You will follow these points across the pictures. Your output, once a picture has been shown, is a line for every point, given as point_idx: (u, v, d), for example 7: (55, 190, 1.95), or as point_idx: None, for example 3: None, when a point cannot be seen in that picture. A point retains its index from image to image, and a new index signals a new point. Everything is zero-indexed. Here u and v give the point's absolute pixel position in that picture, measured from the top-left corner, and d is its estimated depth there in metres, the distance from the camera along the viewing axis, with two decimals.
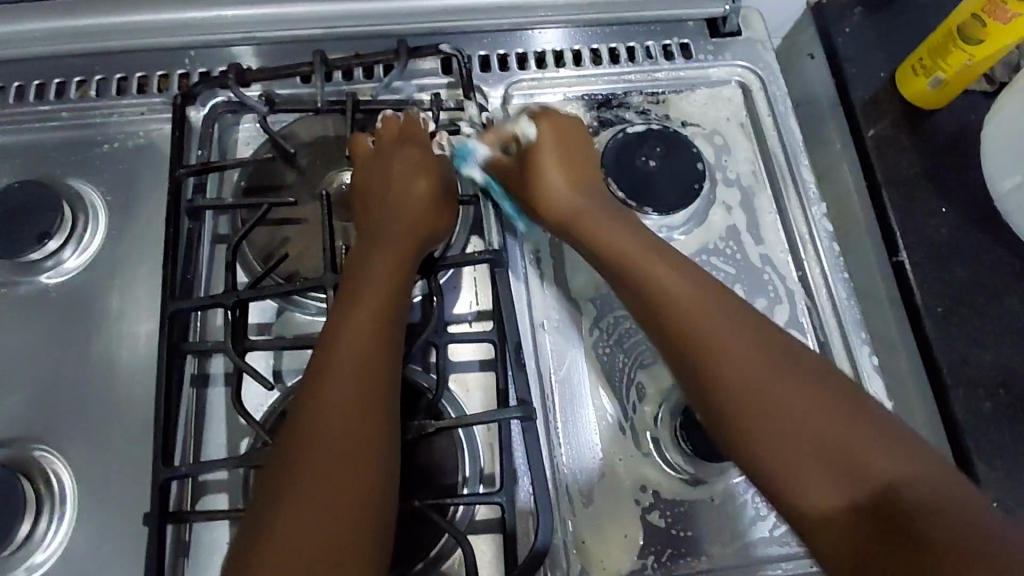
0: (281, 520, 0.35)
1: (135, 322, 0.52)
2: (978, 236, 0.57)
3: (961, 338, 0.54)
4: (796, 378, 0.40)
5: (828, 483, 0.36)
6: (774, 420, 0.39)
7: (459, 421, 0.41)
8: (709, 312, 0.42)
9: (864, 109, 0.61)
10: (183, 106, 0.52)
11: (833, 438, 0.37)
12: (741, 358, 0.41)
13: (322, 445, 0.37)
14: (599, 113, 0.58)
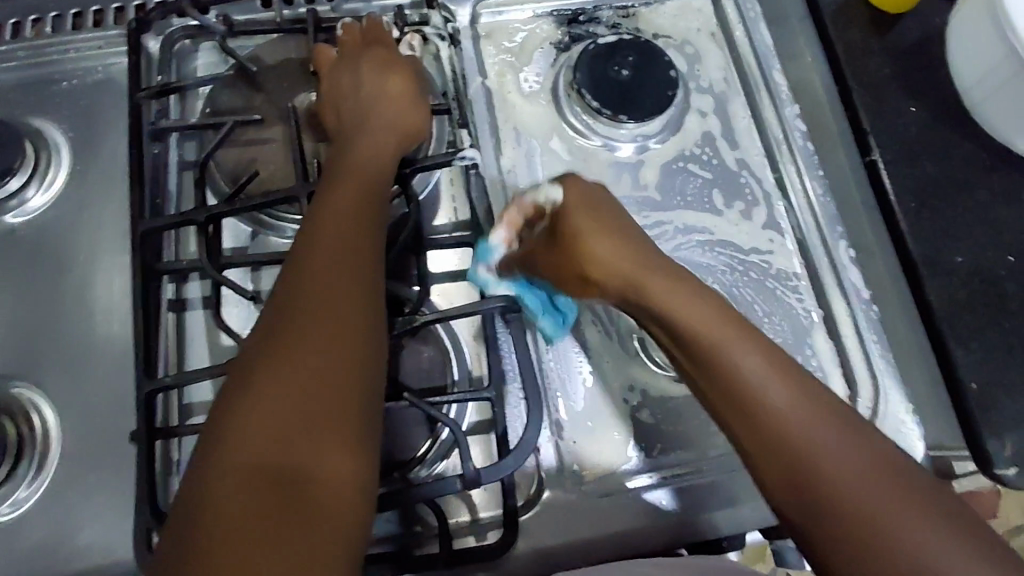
0: (255, 417, 0.33)
1: (108, 258, 0.51)
2: (948, 132, 0.58)
3: (935, 230, 0.55)
4: (777, 358, 0.37)
5: (777, 463, 0.34)
6: (736, 388, 0.36)
7: (443, 314, 0.41)
8: (675, 276, 0.41)
9: (832, 16, 0.62)
10: (137, 33, 0.51)
11: (806, 426, 0.34)
12: (704, 317, 0.38)
13: (308, 342, 0.35)
14: (570, 28, 0.58)
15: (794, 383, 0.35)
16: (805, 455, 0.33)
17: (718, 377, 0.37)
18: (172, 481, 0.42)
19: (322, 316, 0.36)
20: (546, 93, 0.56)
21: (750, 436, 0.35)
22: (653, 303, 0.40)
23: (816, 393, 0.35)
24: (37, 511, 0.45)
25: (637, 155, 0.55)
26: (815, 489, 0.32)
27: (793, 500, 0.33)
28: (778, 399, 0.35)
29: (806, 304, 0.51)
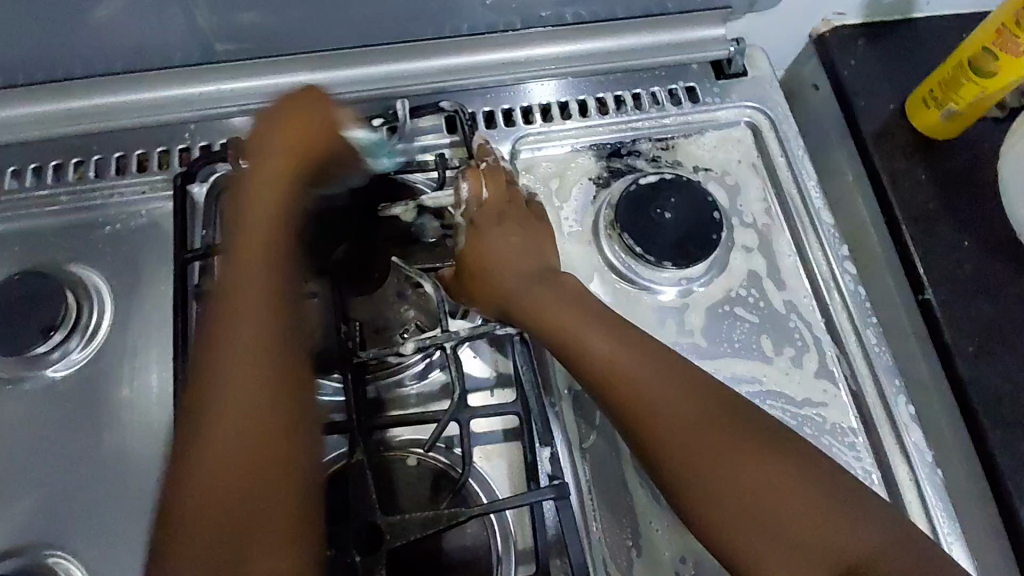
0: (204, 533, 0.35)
1: (148, 411, 0.50)
2: (1003, 268, 0.56)
3: (995, 376, 0.52)
4: (735, 422, 0.40)
5: (772, 543, 0.37)
6: (725, 485, 0.38)
7: (490, 506, 0.39)
8: (642, 356, 0.43)
9: (875, 141, 0.61)
10: (183, 186, 0.51)
11: (798, 488, 0.38)
12: (670, 412, 0.41)
13: (240, 453, 0.37)
14: (609, 164, 0.57)
15: (763, 441, 0.40)
16: (796, 519, 0.37)
17: (694, 477, 0.39)
18: None
19: (237, 417, 0.38)
20: (586, 230, 0.56)
21: (743, 527, 0.38)
22: (630, 406, 0.42)
23: (788, 450, 0.39)
24: None
25: (681, 298, 0.54)
26: (800, 561, 0.36)
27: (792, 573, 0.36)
28: (749, 477, 0.38)
29: (863, 462, 0.48)
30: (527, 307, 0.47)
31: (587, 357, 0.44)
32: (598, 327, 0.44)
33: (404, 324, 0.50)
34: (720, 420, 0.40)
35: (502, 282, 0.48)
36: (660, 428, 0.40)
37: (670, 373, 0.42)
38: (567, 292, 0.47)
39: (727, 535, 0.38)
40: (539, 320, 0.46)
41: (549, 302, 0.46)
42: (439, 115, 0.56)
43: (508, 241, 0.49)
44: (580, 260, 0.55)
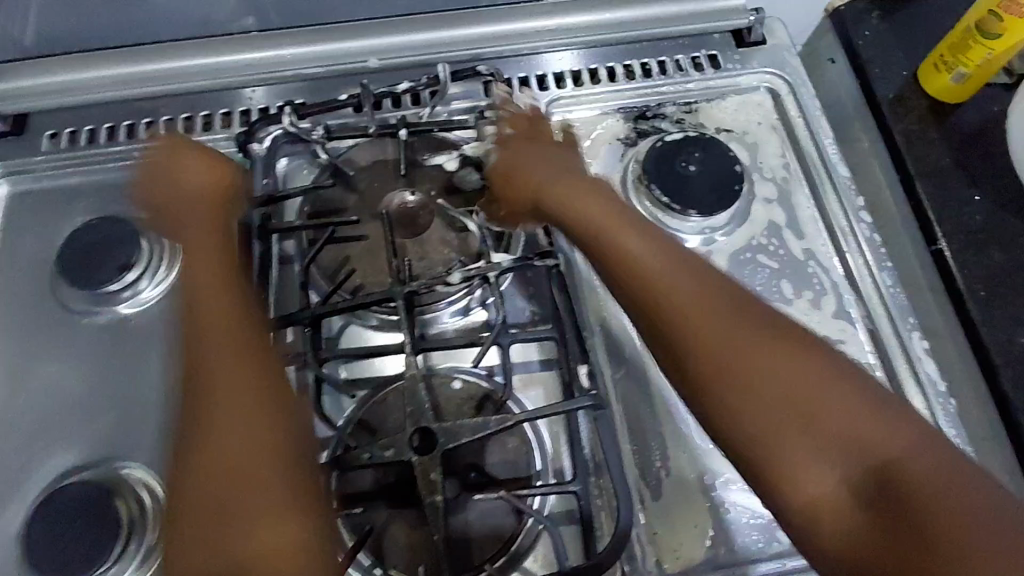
0: (190, 513, 0.39)
1: None
2: (1012, 220, 0.59)
3: (1007, 319, 0.55)
4: (756, 322, 0.43)
5: (791, 436, 0.39)
6: (746, 374, 0.41)
7: (530, 414, 0.43)
8: (677, 261, 0.46)
9: (890, 105, 0.64)
10: (245, 143, 0.57)
11: (817, 393, 0.39)
12: (701, 309, 0.43)
13: (219, 460, 0.40)
14: (637, 126, 0.61)
15: (783, 337, 0.42)
16: (814, 415, 0.39)
17: (725, 371, 0.41)
18: None
19: (210, 427, 0.41)
20: (615, 186, 0.60)
21: (769, 430, 0.39)
22: (662, 301, 0.45)
23: (805, 345, 0.41)
24: None
25: (705, 246, 0.57)
26: (819, 464, 0.38)
27: (813, 470, 0.38)
28: (771, 375, 0.40)
29: (880, 393, 0.51)
30: (559, 203, 0.52)
31: (627, 261, 0.47)
32: (638, 236, 0.48)
33: (448, 262, 0.53)
34: (747, 330, 0.42)
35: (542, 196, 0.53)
36: (696, 335, 0.43)
37: (703, 285, 0.45)
38: (600, 201, 0.51)
39: (753, 434, 0.40)
40: (578, 230, 0.50)
41: (580, 200, 0.51)
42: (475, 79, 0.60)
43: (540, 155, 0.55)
44: None
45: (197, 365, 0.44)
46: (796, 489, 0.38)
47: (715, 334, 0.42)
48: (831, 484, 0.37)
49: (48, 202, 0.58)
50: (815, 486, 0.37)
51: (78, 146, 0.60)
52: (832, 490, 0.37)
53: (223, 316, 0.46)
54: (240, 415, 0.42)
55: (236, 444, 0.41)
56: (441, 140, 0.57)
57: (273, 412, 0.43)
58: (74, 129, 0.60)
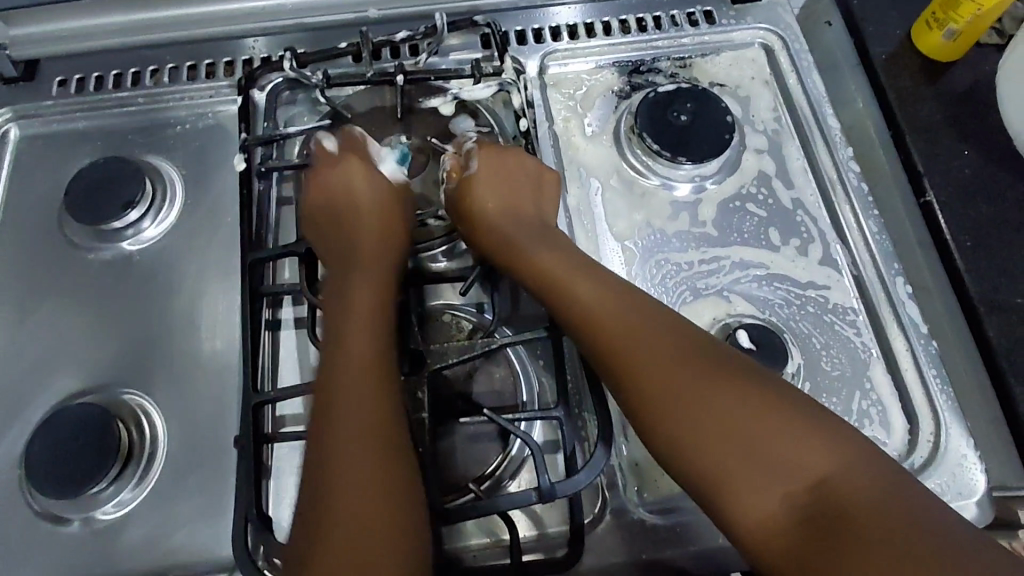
0: (328, 487, 0.40)
1: (208, 279, 0.55)
2: (1002, 174, 0.59)
3: (991, 268, 0.56)
4: (715, 363, 0.43)
5: (741, 471, 0.39)
6: (697, 420, 0.41)
7: (517, 337, 0.46)
8: (633, 309, 0.46)
9: (883, 62, 0.65)
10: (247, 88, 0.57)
11: (769, 426, 0.40)
12: (652, 360, 0.44)
13: (352, 446, 0.41)
14: (631, 79, 0.62)
15: (739, 376, 0.43)
16: (766, 449, 0.39)
17: (670, 410, 0.42)
18: (267, 486, 0.47)
19: (340, 410, 0.42)
20: (608, 136, 0.60)
21: (725, 468, 0.40)
22: (612, 355, 0.45)
23: (767, 386, 0.42)
24: (140, 513, 0.48)
25: (695, 194, 0.58)
26: (769, 500, 0.38)
27: (760, 499, 0.39)
28: (727, 419, 0.41)
29: (860, 336, 0.52)
30: (507, 254, 0.52)
31: (578, 313, 0.47)
32: (590, 284, 0.48)
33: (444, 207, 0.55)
34: (698, 366, 0.43)
35: (491, 232, 0.53)
36: (640, 380, 0.44)
37: (665, 328, 0.46)
38: (554, 249, 0.51)
39: (709, 471, 0.40)
40: (529, 271, 0.50)
41: (530, 253, 0.51)
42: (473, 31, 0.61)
43: (490, 190, 0.54)
44: (600, 161, 0.59)
45: (331, 350, 0.45)
46: (746, 522, 0.39)
47: (664, 377, 0.43)
48: (784, 512, 0.38)
49: (57, 145, 0.60)
50: (768, 517, 0.38)
51: (85, 92, 0.61)
52: (786, 517, 0.38)
53: (351, 296, 0.47)
54: (367, 400, 0.42)
55: (378, 431, 0.41)
56: (436, 89, 0.58)
57: (382, 399, 0.43)
58: (83, 76, 0.62)
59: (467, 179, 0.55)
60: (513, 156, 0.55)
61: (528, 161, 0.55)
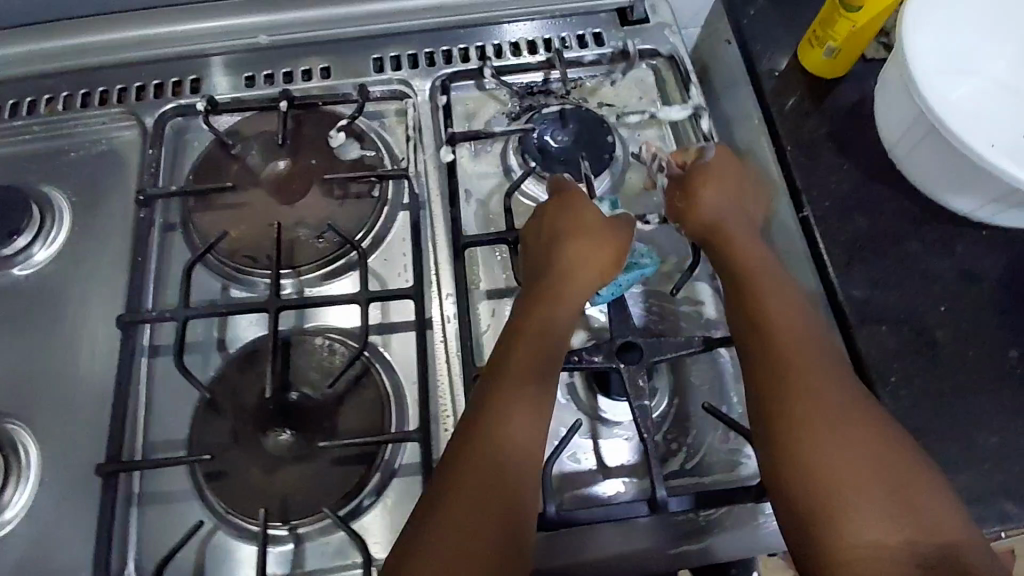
0: (448, 532, 0.40)
1: (95, 305, 0.56)
2: (879, 187, 0.61)
3: (862, 278, 0.57)
4: (877, 415, 0.44)
5: (870, 509, 0.40)
6: (853, 454, 0.42)
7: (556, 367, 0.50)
8: (819, 340, 0.48)
9: (769, 80, 0.66)
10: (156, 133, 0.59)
11: (907, 469, 0.42)
12: (835, 398, 0.44)
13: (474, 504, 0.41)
14: (523, 100, 0.63)
15: (859, 412, 0.44)
16: (915, 499, 0.40)
17: (818, 431, 0.43)
18: (132, 510, 0.48)
19: (501, 459, 0.43)
20: (495, 158, 0.62)
21: (846, 487, 0.41)
22: (783, 376, 0.46)
23: (894, 434, 0.43)
24: (11, 539, 0.49)
25: None
26: (877, 527, 0.39)
27: (885, 537, 0.39)
28: (859, 459, 0.42)
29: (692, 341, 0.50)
30: (722, 236, 0.53)
31: (768, 314, 0.48)
32: (786, 293, 0.49)
33: (321, 228, 0.55)
34: (853, 401, 0.44)
35: (706, 211, 0.54)
36: (825, 390, 0.45)
37: (834, 362, 0.46)
38: (758, 247, 0.52)
39: (840, 491, 0.41)
40: (732, 255, 0.52)
41: (745, 242, 0.52)
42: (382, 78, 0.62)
43: (727, 188, 0.55)
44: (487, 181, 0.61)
45: (492, 410, 0.45)
46: (836, 543, 0.40)
47: (831, 396, 0.44)
48: (895, 539, 0.39)
49: None
50: (877, 540, 0.39)
51: None
52: (894, 542, 0.39)
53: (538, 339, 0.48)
54: (513, 459, 0.43)
55: (499, 496, 0.42)
56: (328, 113, 0.60)
57: (502, 475, 0.43)
58: None
59: (699, 167, 0.56)
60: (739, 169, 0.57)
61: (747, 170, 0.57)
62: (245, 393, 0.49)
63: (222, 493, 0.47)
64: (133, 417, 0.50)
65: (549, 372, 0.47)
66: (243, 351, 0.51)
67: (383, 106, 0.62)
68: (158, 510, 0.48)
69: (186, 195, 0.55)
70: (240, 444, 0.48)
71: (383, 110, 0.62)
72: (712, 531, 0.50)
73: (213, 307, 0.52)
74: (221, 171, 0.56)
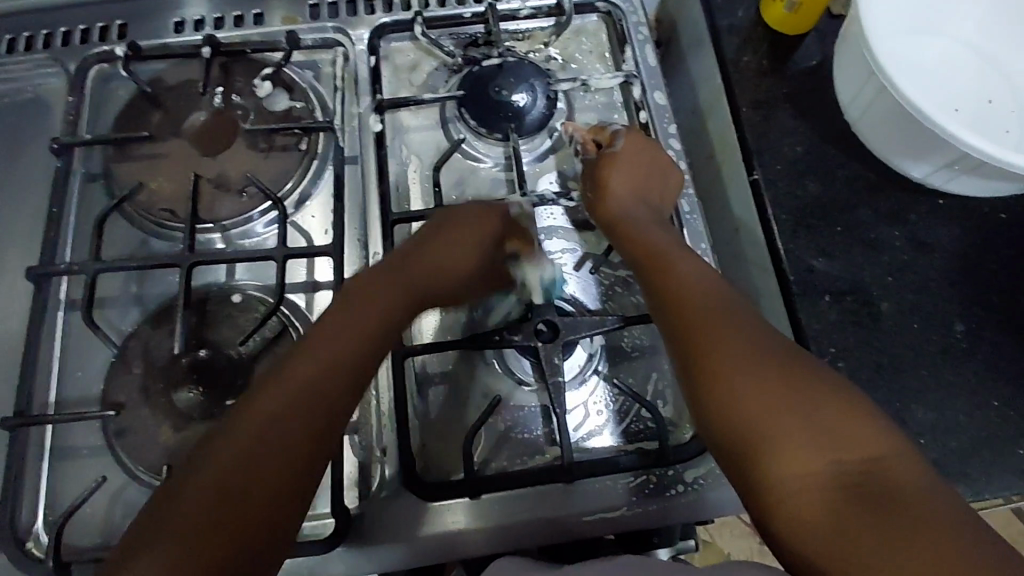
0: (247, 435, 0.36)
1: (15, 257, 0.55)
2: (833, 151, 0.58)
3: (809, 246, 0.55)
4: (778, 353, 0.41)
5: (789, 447, 0.37)
6: (762, 402, 0.38)
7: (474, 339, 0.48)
8: (716, 297, 0.44)
9: (728, 36, 0.63)
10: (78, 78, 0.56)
11: (828, 400, 0.38)
12: (736, 354, 0.40)
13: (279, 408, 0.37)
14: (466, 51, 0.59)
15: (773, 353, 0.40)
16: (835, 424, 0.37)
17: (732, 378, 0.40)
18: (38, 466, 0.47)
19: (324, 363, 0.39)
20: (435, 111, 0.59)
21: (766, 434, 0.38)
22: (691, 335, 0.42)
23: (805, 368, 0.40)
24: None
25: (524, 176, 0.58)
26: (800, 466, 0.36)
27: (805, 470, 0.36)
28: (768, 404, 0.38)
29: (607, 319, 0.49)
30: (630, 226, 0.50)
31: (669, 292, 0.45)
32: (692, 261, 0.47)
33: (243, 181, 0.53)
34: (763, 345, 0.41)
35: (615, 205, 0.52)
36: (729, 344, 0.41)
37: (742, 315, 0.43)
38: (667, 231, 0.50)
39: (758, 434, 0.38)
40: (639, 241, 0.49)
41: (653, 230, 0.50)
42: (314, 25, 0.59)
43: (635, 171, 0.53)
44: (423, 133, 0.59)
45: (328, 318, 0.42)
46: (767, 488, 0.37)
47: (736, 346, 0.41)
48: (818, 477, 0.36)
49: None
50: (802, 481, 0.36)
51: None
52: (818, 481, 0.36)
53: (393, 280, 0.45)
54: (333, 377, 0.39)
55: (321, 402, 0.38)
56: (256, 61, 0.57)
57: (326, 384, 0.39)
58: None
59: (610, 155, 0.54)
60: (649, 151, 0.54)
61: (663, 153, 0.54)
62: (157, 349, 0.48)
63: (129, 451, 0.46)
64: (43, 372, 0.49)
65: (393, 309, 0.44)
66: (159, 309, 0.50)
67: (316, 56, 0.59)
68: (67, 465, 0.48)
69: (103, 144, 0.53)
70: (148, 402, 0.47)
71: (317, 60, 0.59)
72: (673, 492, 0.47)
73: (126, 261, 0.50)
74: (143, 121, 0.55)
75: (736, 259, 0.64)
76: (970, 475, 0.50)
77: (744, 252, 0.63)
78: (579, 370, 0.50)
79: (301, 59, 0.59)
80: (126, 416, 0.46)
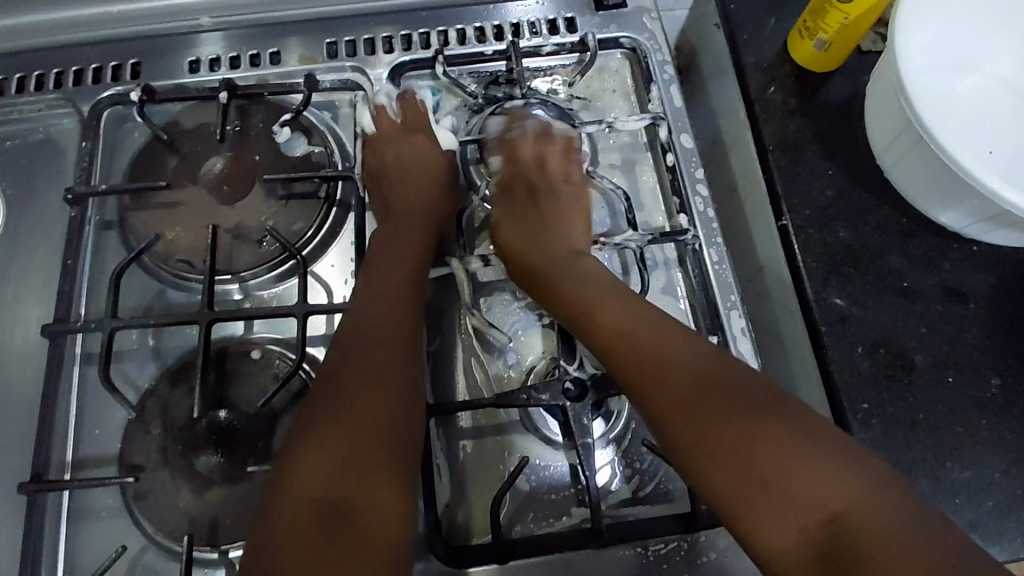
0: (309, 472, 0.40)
1: (28, 306, 0.53)
2: (863, 196, 0.57)
3: (841, 296, 0.54)
4: (732, 401, 0.42)
5: (758, 512, 0.38)
6: (722, 466, 0.40)
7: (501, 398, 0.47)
8: (648, 334, 0.46)
9: (755, 72, 0.62)
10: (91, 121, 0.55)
11: (778, 442, 0.39)
12: (680, 407, 0.43)
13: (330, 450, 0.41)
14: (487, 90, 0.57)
15: (711, 395, 0.42)
16: (792, 471, 0.38)
17: (679, 437, 0.42)
18: (56, 530, 0.46)
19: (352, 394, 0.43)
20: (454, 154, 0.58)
21: (733, 498, 0.39)
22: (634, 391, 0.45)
23: (750, 409, 0.41)
24: None
25: None
26: (772, 526, 0.38)
27: (778, 535, 0.37)
28: (725, 466, 0.40)
29: None
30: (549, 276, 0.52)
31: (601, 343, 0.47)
32: (619, 308, 0.48)
33: (262, 231, 0.52)
34: (701, 389, 0.43)
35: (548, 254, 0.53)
36: (668, 393, 0.43)
37: (670, 355, 0.45)
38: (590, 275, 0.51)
39: (725, 495, 0.40)
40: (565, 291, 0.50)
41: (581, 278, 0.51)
42: (331, 66, 0.58)
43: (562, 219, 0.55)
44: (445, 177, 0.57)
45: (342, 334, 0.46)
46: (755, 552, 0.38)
47: (670, 395, 0.43)
48: (790, 537, 0.37)
49: None
50: (778, 544, 0.37)
51: None
52: (792, 540, 0.37)
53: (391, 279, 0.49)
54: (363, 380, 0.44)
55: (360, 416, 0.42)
56: (273, 104, 0.56)
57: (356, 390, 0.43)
58: None
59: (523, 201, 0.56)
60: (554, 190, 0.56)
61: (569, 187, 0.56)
62: (176, 408, 0.47)
63: (150, 517, 0.45)
64: (60, 431, 0.48)
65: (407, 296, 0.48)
66: (176, 366, 0.49)
67: (334, 97, 0.58)
68: (85, 529, 0.47)
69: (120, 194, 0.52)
70: (167, 465, 0.45)
71: (335, 101, 0.58)
72: (701, 560, 0.46)
73: (143, 317, 0.49)
74: (159, 169, 0.53)
75: (759, 299, 0.63)
76: (1008, 535, 0.49)
77: (770, 294, 0.61)
78: (608, 429, 0.49)
79: (319, 100, 0.58)
80: (145, 480, 0.45)
